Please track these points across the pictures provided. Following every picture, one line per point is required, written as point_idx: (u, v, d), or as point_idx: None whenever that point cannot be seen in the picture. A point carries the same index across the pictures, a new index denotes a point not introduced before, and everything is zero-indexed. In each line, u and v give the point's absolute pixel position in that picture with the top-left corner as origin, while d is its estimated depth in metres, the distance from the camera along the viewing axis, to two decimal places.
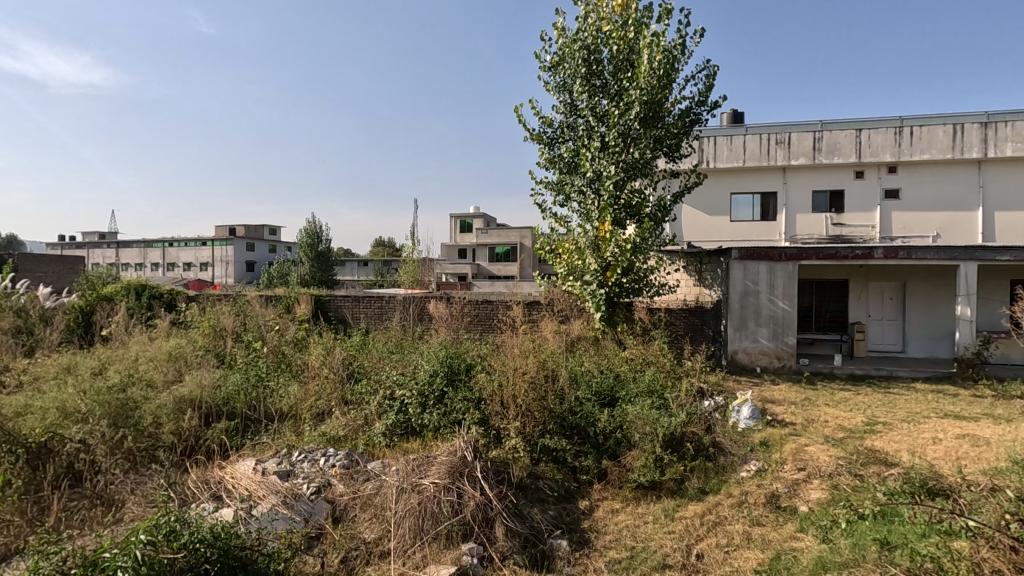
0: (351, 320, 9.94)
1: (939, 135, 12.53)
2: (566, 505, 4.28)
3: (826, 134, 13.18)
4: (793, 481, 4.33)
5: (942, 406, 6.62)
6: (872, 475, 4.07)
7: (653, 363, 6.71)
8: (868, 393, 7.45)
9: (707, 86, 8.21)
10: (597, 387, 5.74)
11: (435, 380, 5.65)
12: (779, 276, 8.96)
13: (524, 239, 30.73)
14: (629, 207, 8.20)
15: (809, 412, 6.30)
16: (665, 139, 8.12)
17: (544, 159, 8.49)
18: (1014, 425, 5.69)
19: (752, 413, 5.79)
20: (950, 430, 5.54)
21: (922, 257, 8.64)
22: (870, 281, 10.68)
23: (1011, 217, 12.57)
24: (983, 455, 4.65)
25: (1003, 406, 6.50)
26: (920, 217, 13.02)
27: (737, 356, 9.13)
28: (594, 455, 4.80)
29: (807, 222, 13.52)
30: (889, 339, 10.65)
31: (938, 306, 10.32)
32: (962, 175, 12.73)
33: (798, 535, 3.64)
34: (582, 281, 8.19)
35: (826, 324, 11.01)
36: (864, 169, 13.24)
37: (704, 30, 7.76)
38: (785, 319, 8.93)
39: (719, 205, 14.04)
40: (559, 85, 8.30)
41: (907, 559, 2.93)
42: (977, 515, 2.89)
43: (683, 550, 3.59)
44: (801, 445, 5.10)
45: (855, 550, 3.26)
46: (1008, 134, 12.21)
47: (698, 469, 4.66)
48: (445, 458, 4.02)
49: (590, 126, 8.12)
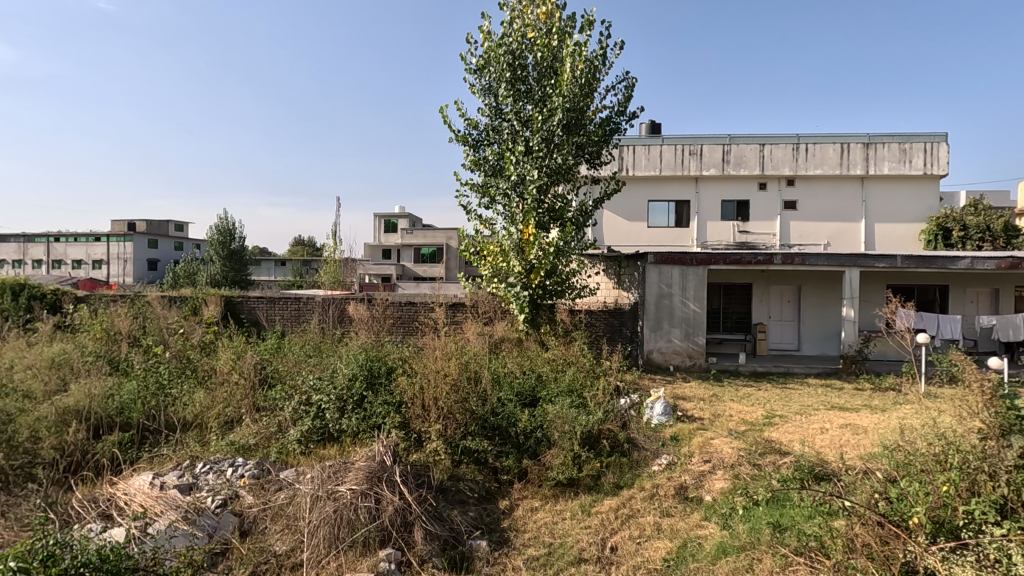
0: (266, 322, 9.46)
1: (829, 153, 13.86)
2: (486, 505, 4.30)
3: (734, 147, 14.21)
4: (699, 473, 4.60)
5: (830, 399, 7.30)
6: (768, 464, 4.42)
7: (573, 363, 6.89)
8: (768, 388, 8.07)
9: (626, 96, 8.58)
10: (519, 388, 5.85)
11: (354, 384, 5.48)
12: (691, 280, 9.49)
13: (450, 240, 30.53)
14: (552, 211, 8.39)
15: (716, 407, 6.73)
16: (586, 146, 8.37)
17: (470, 160, 8.52)
18: (887, 414, 6.38)
19: (665, 409, 6.10)
20: (835, 420, 6.13)
21: (814, 263, 9.48)
22: (770, 284, 11.57)
23: (888, 229, 14.07)
24: (860, 442, 5.18)
25: (879, 398, 7.28)
26: (814, 227, 14.24)
27: (652, 355, 9.57)
28: (515, 455, 4.86)
29: (716, 230, 14.44)
30: (787, 338, 11.58)
31: (827, 308, 11.35)
32: (848, 189, 14.10)
33: (703, 524, 3.88)
34: (506, 283, 8.26)
35: (732, 324, 11.81)
36: (766, 181, 14.34)
37: (623, 44, 8.12)
38: (695, 320, 9.47)
39: (638, 211, 14.67)
40: (484, 88, 8.38)
41: (794, 540, 3.23)
42: (854, 495, 3.21)
43: (598, 544, 3.72)
44: (707, 438, 5.43)
45: (751, 534, 3.52)
46: (885, 154, 13.74)
47: (613, 464, 4.85)
48: (363, 464, 3.94)
49: (515, 130, 8.24)
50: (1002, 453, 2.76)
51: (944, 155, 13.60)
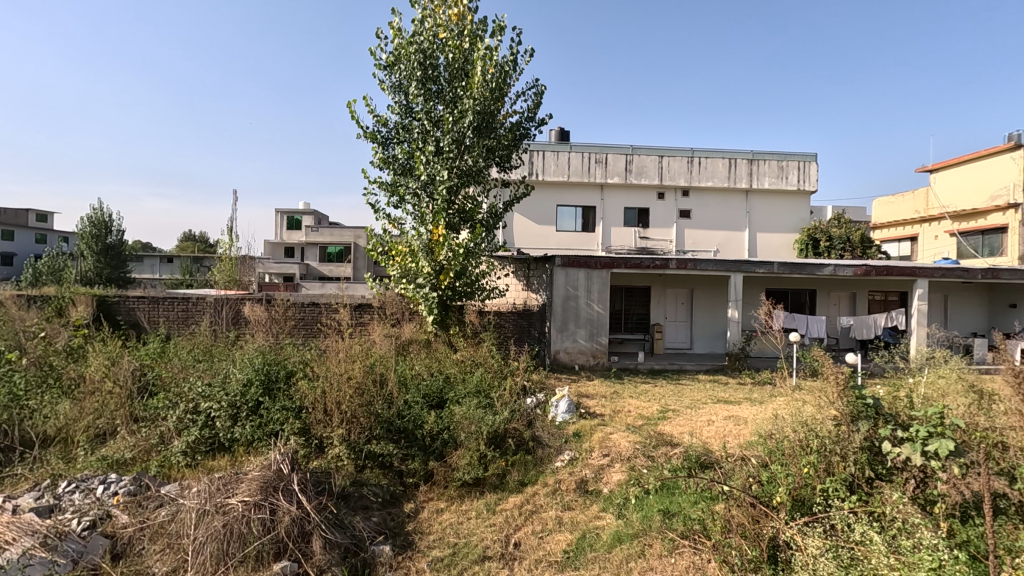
0: (148, 325, 8.65)
1: (719, 167, 15.11)
2: (391, 510, 4.23)
3: (636, 158, 15.03)
4: (599, 466, 4.82)
5: (716, 393, 7.94)
6: (660, 455, 4.73)
7: (481, 364, 6.95)
8: (663, 385, 8.63)
9: (536, 103, 8.79)
10: (426, 390, 5.81)
11: (249, 390, 5.17)
12: (595, 282, 9.92)
13: (358, 240, 29.58)
14: (462, 213, 8.42)
15: (616, 404, 7.09)
16: (497, 149, 8.47)
17: (378, 158, 8.34)
18: (764, 406, 7.05)
19: (568, 407, 6.31)
20: (720, 412, 6.68)
21: (704, 268, 10.26)
22: (666, 287, 12.36)
23: (768, 238, 15.54)
24: (740, 432, 5.69)
25: (758, 391, 8.03)
26: (705, 235, 15.39)
27: (559, 355, 9.87)
28: (421, 458, 4.82)
29: (620, 235, 15.18)
30: (681, 337, 12.42)
31: (716, 309, 12.32)
32: (735, 201, 15.41)
33: (601, 515, 4.08)
34: (414, 284, 8.17)
35: (633, 325, 12.48)
36: (664, 191, 15.30)
37: (533, 51, 8.32)
38: (599, 321, 9.90)
39: (546, 215, 15.05)
40: (394, 85, 8.25)
41: (681, 525, 3.50)
42: (733, 481, 3.52)
43: (502, 541, 3.79)
44: (607, 433, 5.71)
45: (643, 521, 3.75)
46: (765, 170, 15.20)
47: (518, 463, 4.95)
48: (258, 473, 3.72)
49: (425, 130, 8.17)
50: (851, 437, 3.17)
51: (813, 174, 15.28)
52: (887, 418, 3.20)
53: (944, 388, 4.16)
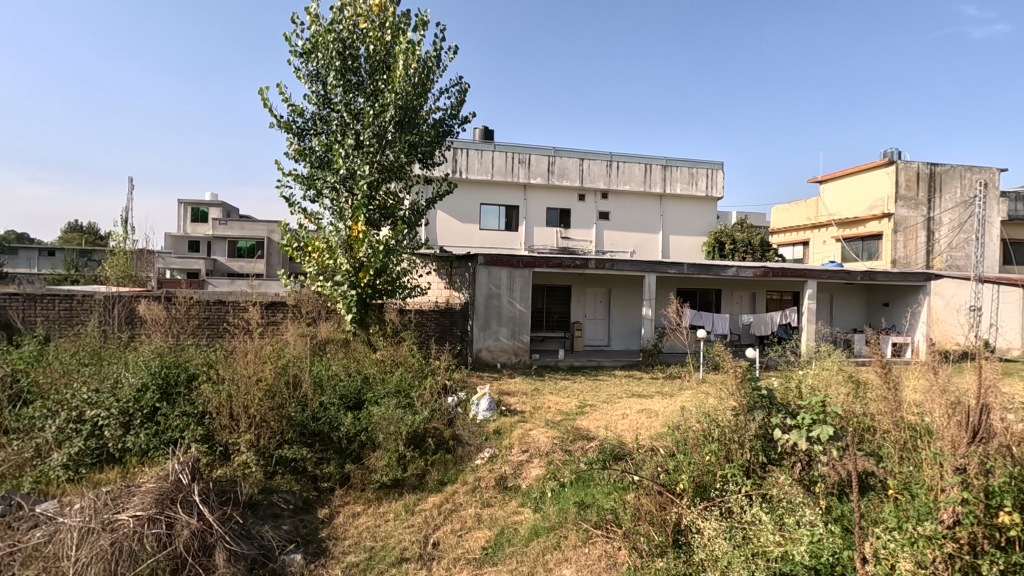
0: (23, 325, 7.74)
1: (635, 172, 15.78)
2: (303, 516, 4.06)
3: (558, 159, 15.38)
4: (518, 462, 4.89)
5: (631, 388, 8.29)
6: (577, 449, 4.88)
7: (402, 363, 6.81)
8: (582, 381, 8.90)
9: (459, 100, 8.76)
10: (343, 391, 5.64)
11: (144, 396, 4.75)
12: (517, 281, 10.04)
13: (272, 234, 28.06)
14: (383, 209, 8.22)
15: (537, 401, 7.22)
16: (419, 145, 8.33)
17: (293, 149, 7.96)
18: (674, 399, 7.46)
19: (489, 405, 6.34)
20: (634, 406, 6.98)
21: (621, 268, 10.68)
22: (586, 287, 12.75)
23: (679, 240, 16.43)
24: (652, 424, 5.99)
25: (669, 385, 8.47)
26: (623, 236, 16.02)
27: (481, 354, 9.87)
28: (337, 461, 4.67)
29: (542, 235, 15.45)
30: (599, 335, 12.86)
31: (632, 308, 12.86)
32: (650, 205, 16.18)
33: (519, 510, 4.14)
34: (332, 282, 7.87)
35: (554, 323, 12.76)
36: (585, 193, 15.77)
37: (457, 48, 8.28)
38: (521, 319, 10.04)
39: (470, 214, 15.03)
40: (311, 74, 7.92)
41: (595, 515, 3.65)
42: (643, 470, 3.71)
43: (420, 541, 3.75)
44: (527, 429, 5.81)
45: (559, 514, 3.85)
46: (677, 176, 16.07)
47: (438, 462, 4.92)
48: (152, 485, 3.43)
49: (345, 122, 7.91)
50: (747, 425, 3.44)
51: (720, 181, 16.33)
52: (779, 407, 3.50)
53: (828, 378, 4.59)
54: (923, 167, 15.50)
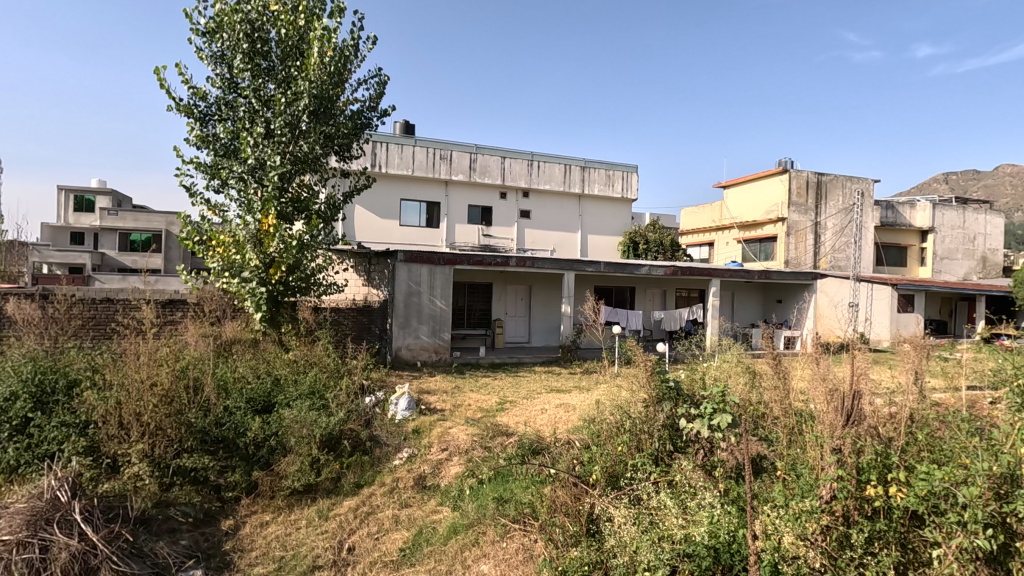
0: None
1: (555, 172, 16.14)
2: (204, 529, 3.79)
3: (479, 157, 15.40)
4: (437, 461, 4.86)
5: (550, 384, 8.48)
6: (496, 445, 4.92)
7: (316, 363, 6.52)
8: (502, 377, 8.98)
9: (378, 92, 8.52)
10: (250, 394, 5.33)
11: (13, 406, 4.23)
12: (438, 278, 9.95)
13: (171, 227, 25.69)
14: (296, 202, 7.83)
15: (457, 399, 7.19)
16: (335, 137, 8.02)
17: (194, 135, 7.39)
18: (591, 393, 7.71)
19: (408, 404, 6.24)
20: (552, 401, 7.15)
21: (541, 266, 10.87)
22: (507, 284, 12.87)
23: (597, 239, 17.00)
24: (569, 418, 6.16)
25: (586, 380, 8.74)
26: (544, 235, 16.32)
27: (400, 352, 9.65)
28: (243, 468, 4.40)
29: (463, 232, 15.40)
30: (520, 332, 13.03)
31: (551, 305, 13.19)
32: (569, 205, 16.61)
33: (438, 509, 4.11)
34: (239, 278, 7.34)
35: (476, 320, 12.75)
36: (506, 192, 15.91)
37: (375, 39, 8.06)
38: (441, 317, 9.98)
39: (389, 209, 14.67)
40: (215, 56, 7.41)
41: (513, 510, 3.71)
42: (559, 463, 3.81)
43: (335, 547, 3.63)
44: (446, 428, 5.78)
45: (478, 510, 3.86)
46: (595, 178, 16.63)
47: (354, 464, 4.77)
48: (22, 506, 3.06)
49: (254, 109, 7.46)
50: (656, 416, 3.64)
51: (635, 183, 17.05)
52: (685, 398, 3.72)
53: (729, 370, 4.94)
54: (811, 176, 17.04)
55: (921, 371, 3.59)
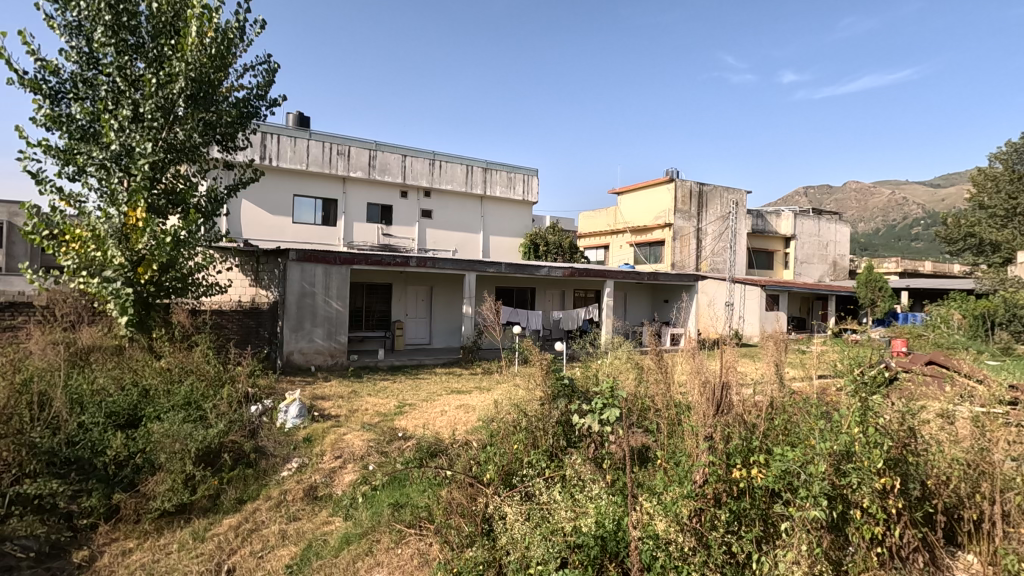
0: None
1: (457, 172, 16.11)
2: (50, 565, 3.32)
3: (379, 153, 14.96)
4: (330, 470, 4.65)
5: (451, 385, 8.44)
6: (393, 450, 4.80)
7: (193, 371, 5.95)
8: (402, 380, 8.79)
9: (267, 80, 7.99)
10: (111, 408, 4.77)
11: None
12: (333, 278, 9.54)
13: (14, 218, 22.58)
14: (171, 195, 7.11)
15: (353, 403, 6.93)
16: (217, 125, 7.38)
17: (43, 114, 6.46)
18: (491, 392, 7.79)
19: (299, 412, 5.92)
20: (453, 402, 7.12)
21: (442, 266, 10.79)
22: (407, 285, 12.62)
23: (498, 241, 17.20)
24: (469, 419, 6.17)
25: (487, 380, 8.81)
26: (445, 235, 16.22)
27: (292, 356, 9.11)
28: (101, 492, 3.91)
29: (361, 231, 14.86)
30: (421, 333, 12.84)
31: (452, 306, 13.14)
32: (471, 205, 16.65)
33: (330, 519, 3.92)
34: (100, 278, 6.52)
35: (375, 322, 12.37)
36: (406, 190, 15.61)
37: (264, 23, 7.55)
38: (337, 319, 9.58)
39: (280, 205, 13.78)
40: (71, 26, 6.55)
41: (408, 515, 3.65)
42: (456, 465, 3.81)
43: (212, 570, 3.34)
44: (340, 434, 5.55)
45: (373, 517, 3.74)
46: (496, 180, 16.83)
47: (236, 479, 4.44)
48: None
49: (119, 90, 6.69)
50: (550, 414, 3.77)
51: (535, 186, 17.48)
52: (577, 395, 3.86)
53: (619, 366, 5.21)
54: (694, 185, 18.47)
55: (780, 363, 4.01)
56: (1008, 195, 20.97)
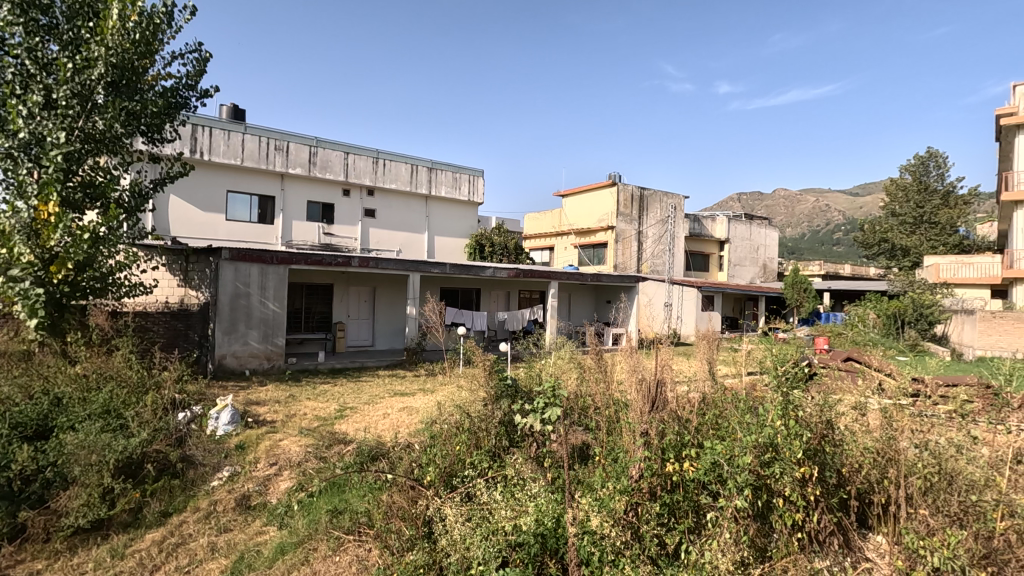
0: None
1: (402, 171, 15.90)
2: None
3: (320, 150, 14.52)
4: (264, 478, 4.47)
5: (394, 387, 8.31)
6: (332, 455, 4.68)
7: (113, 377, 5.57)
8: (343, 383, 8.56)
9: (198, 70, 7.60)
10: (18, 419, 4.40)
11: None
12: (270, 279, 9.19)
13: None
14: (89, 188, 6.61)
15: (290, 408, 6.69)
16: (141, 115, 6.93)
17: None
18: (435, 394, 7.73)
19: (231, 418, 5.65)
20: (396, 405, 7.02)
21: (385, 267, 10.60)
22: (349, 286, 12.31)
23: (443, 241, 17.09)
24: (411, 421, 6.09)
25: (431, 382, 8.72)
26: (389, 235, 15.95)
27: (225, 360, 8.67)
28: (5, 509, 3.58)
29: (301, 230, 14.37)
30: (363, 335, 12.56)
31: (396, 306, 12.93)
32: (416, 205, 16.46)
33: (263, 529, 3.77)
34: (5, 277, 5.96)
35: (315, 324, 11.98)
36: (349, 189, 15.23)
37: (194, 10, 7.20)
38: (274, 321, 9.23)
39: (212, 201, 13.09)
40: None
41: (347, 521, 3.57)
42: (397, 469, 3.76)
43: None
44: (276, 440, 5.35)
45: (309, 525, 3.63)
46: (442, 180, 16.73)
47: (160, 490, 4.19)
48: None
49: (28, 73, 6.19)
50: (493, 415, 3.81)
51: (480, 187, 17.51)
52: (520, 395, 3.91)
53: (561, 365, 5.29)
54: (635, 190, 19.02)
55: (712, 361, 4.21)
56: (915, 205, 22.82)
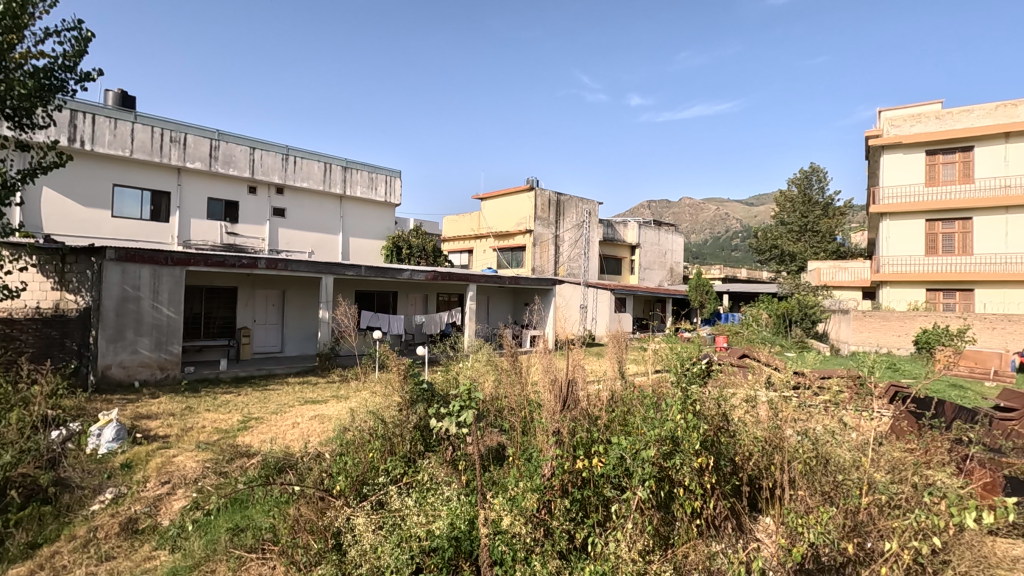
0: None
1: (314, 170, 15.26)
2: None
3: (222, 144, 13.59)
4: (154, 498, 4.10)
5: (304, 395, 7.93)
6: (234, 469, 4.39)
7: None
8: (247, 392, 8.06)
9: (76, 51, 6.86)
10: None
11: None
12: (164, 282, 8.46)
13: None
14: None
15: (187, 421, 6.19)
16: (6, 97, 6.12)
17: None
18: (348, 401, 7.48)
19: (116, 434, 5.14)
20: (306, 413, 6.72)
21: (296, 269, 10.11)
22: (255, 289, 11.62)
23: (359, 243, 16.60)
24: (322, 430, 5.86)
25: (343, 388, 8.43)
26: (301, 236, 15.24)
27: (109, 371, 7.84)
28: None
29: (200, 228, 13.36)
30: (271, 340, 11.90)
31: (307, 310, 12.37)
32: (329, 205, 15.87)
33: (153, 554, 3.45)
34: None
35: (216, 330, 11.17)
36: (255, 186, 14.39)
37: None
38: (169, 327, 8.52)
39: (95, 195, 11.85)
40: None
41: (249, 539, 3.37)
42: (306, 480, 3.60)
43: None
44: (169, 457, 4.93)
45: (207, 547, 3.38)
46: (357, 180, 16.25)
47: (27, 519, 3.71)
48: None
49: None
50: (408, 420, 3.76)
51: (397, 188, 17.21)
52: (435, 399, 3.88)
53: (477, 368, 5.31)
54: (552, 195, 19.49)
55: (621, 360, 4.41)
56: (800, 215, 25.14)
